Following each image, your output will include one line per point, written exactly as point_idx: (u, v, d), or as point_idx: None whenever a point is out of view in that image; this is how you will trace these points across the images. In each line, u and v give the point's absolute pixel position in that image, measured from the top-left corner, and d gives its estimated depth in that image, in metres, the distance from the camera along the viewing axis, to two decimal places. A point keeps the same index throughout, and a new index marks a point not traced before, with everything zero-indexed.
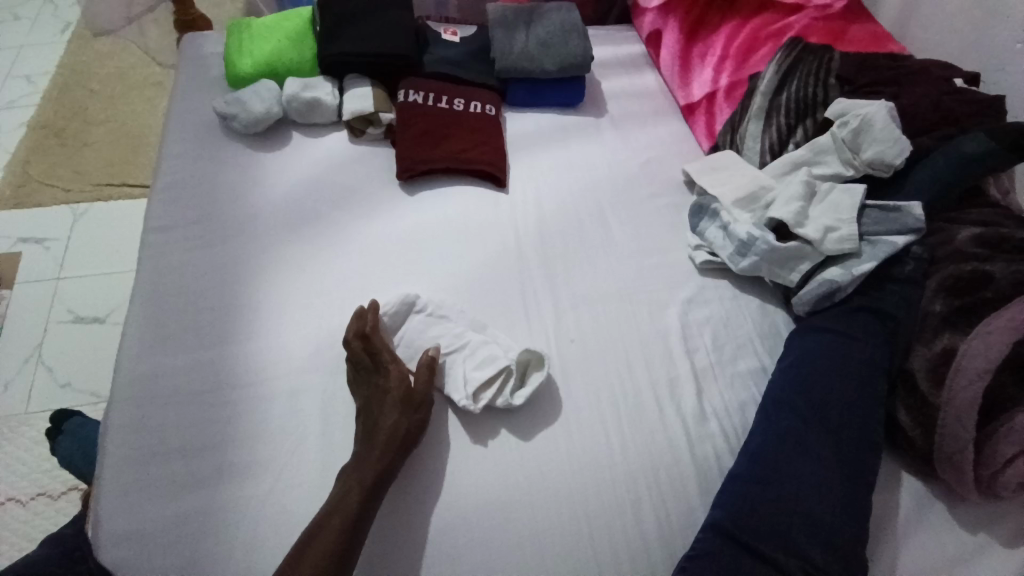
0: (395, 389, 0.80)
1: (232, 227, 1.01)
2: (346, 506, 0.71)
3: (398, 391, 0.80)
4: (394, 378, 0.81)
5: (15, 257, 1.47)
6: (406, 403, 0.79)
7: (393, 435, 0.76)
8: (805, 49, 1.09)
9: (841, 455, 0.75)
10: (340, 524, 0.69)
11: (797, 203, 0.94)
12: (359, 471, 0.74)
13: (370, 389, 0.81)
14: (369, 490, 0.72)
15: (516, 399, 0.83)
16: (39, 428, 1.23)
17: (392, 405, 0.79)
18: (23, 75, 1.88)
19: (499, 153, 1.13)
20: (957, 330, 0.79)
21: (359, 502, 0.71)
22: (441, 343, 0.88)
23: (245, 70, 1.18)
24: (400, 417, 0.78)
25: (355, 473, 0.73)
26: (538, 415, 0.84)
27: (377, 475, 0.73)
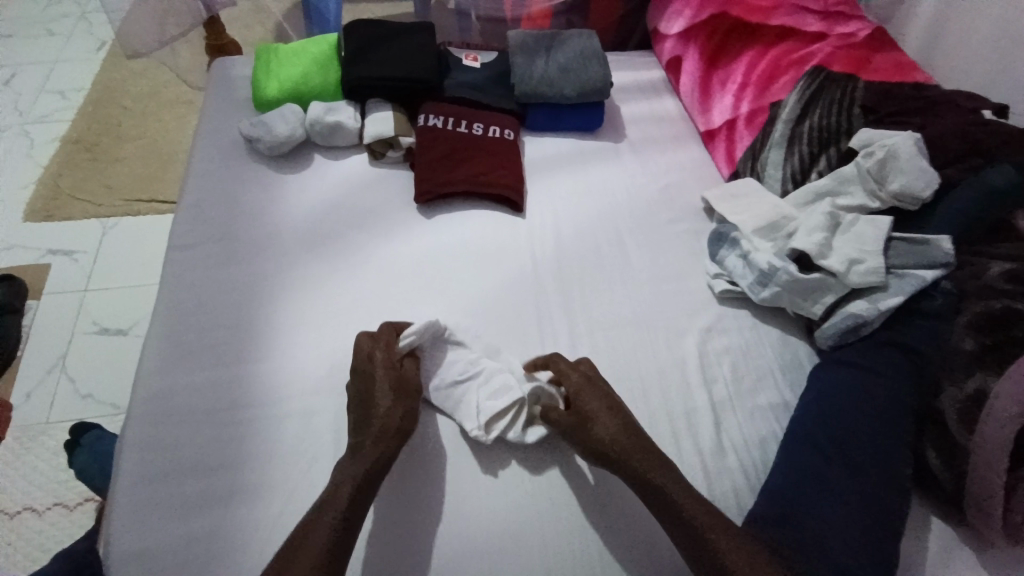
0: (384, 376, 0.81)
1: (253, 246, 1.02)
2: (330, 507, 0.69)
3: (387, 378, 0.81)
4: (381, 363, 0.82)
5: (44, 268, 1.51)
6: (396, 390, 0.80)
7: (385, 428, 0.77)
8: (828, 77, 1.08)
9: (867, 498, 0.72)
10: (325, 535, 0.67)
11: (820, 234, 0.92)
12: (348, 477, 0.72)
13: (360, 379, 0.82)
14: (357, 494, 0.71)
15: (527, 437, 0.81)
16: (58, 438, 1.25)
17: (382, 392, 0.80)
18: (60, 92, 1.95)
19: (517, 177, 1.13)
20: (989, 370, 0.75)
21: (339, 512, 0.69)
22: (454, 370, 0.86)
23: (271, 93, 1.21)
24: (392, 405, 0.79)
25: (345, 480, 0.72)
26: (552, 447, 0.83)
27: (365, 477, 0.72)
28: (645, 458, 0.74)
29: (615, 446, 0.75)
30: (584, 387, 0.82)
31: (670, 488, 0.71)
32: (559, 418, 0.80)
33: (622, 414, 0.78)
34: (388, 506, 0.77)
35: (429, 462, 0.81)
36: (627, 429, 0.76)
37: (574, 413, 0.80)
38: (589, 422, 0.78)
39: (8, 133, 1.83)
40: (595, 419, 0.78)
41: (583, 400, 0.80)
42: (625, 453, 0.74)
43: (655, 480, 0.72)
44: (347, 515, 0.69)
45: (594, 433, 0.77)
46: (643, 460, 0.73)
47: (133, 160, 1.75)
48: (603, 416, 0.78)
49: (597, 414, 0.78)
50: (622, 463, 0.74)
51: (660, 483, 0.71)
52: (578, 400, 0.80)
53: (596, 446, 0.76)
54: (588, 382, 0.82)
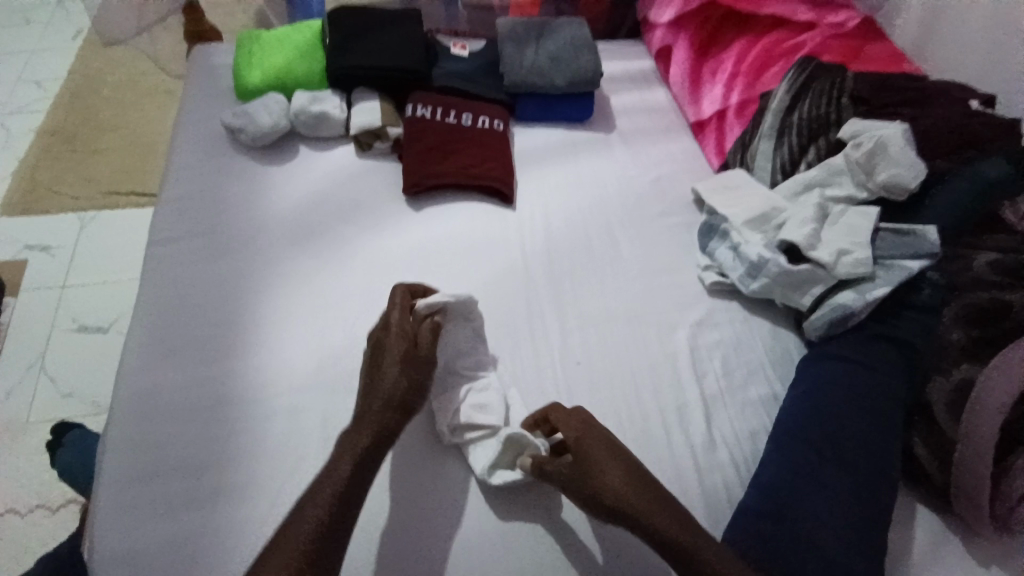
0: (397, 344, 0.78)
1: (238, 240, 1.00)
2: (319, 493, 0.66)
3: (400, 346, 0.78)
4: (395, 332, 0.79)
5: (21, 263, 1.47)
6: (409, 359, 0.77)
7: (390, 399, 0.74)
8: (819, 67, 1.07)
9: (855, 488, 0.73)
10: (313, 524, 0.64)
11: (810, 225, 0.92)
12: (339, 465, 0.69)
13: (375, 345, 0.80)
14: (351, 479, 0.68)
15: (493, 479, 0.77)
16: (40, 438, 1.22)
17: (392, 361, 0.77)
18: (33, 82, 1.89)
19: (507, 169, 1.12)
20: (977, 361, 0.76)
21: (331, 499, 0.65)
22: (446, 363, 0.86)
23: (254, 83, 1.17)
24: (399, 376, 0.75)
25: (340, 464, 0.69)
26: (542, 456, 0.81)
27: (358, 461, 0.69)
28: (650, 506, 0.67)
29: (620, 496, 0.68)
30: (583, 436, 0.74)
31: (678, 535, 0.65)
32: (558, 468, 0.72)
33: (626, 460, 0.71)
34: (378, 505, 0.76)
35: (420, 460, 0.80)
36: (633, 477, 0.69)
37: (575, 462, 0.72)
38: (592, 472, 0.70)
39: None
40: (598, 468, 0.70)
41: (584, 448, 0.72)
42: (633, 504, 0.67)
43: (662, 529, 0.66)
44: (339, 502, 0.66)
45: (599, 484, 0.69)
46: (649, 508, 0.67)
47: (112, 151, 1.71)
48: (607, 464, 0.70)
49: (604, 462, 0.70)
50: (630, 514, 0.67)
51: (667, 532, 0.65)
52: (578, 449, 0.73)
53: (601, 497, 0.69)
54: (587, 427, 0.75)
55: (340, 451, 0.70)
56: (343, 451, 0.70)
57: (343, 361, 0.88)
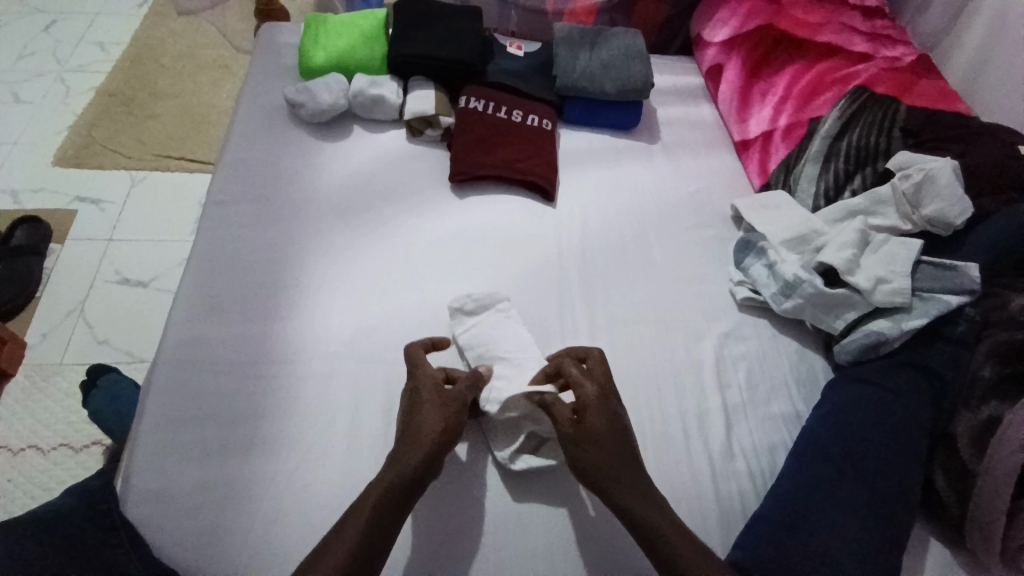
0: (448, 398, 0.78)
1: (287, 209, 1.04)
2: (371, 492, 0.69)
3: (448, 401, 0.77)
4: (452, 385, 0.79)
5: (71, 214, 1.53)
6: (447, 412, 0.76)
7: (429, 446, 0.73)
8: (871, 97, 1.08)
9: (875, 509, 0.73)
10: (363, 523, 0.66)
11: (850, 250, 0.92)
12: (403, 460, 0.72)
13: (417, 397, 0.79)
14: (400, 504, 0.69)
15: (515, 465, 0.78)
16: (71, 380, 1.27)
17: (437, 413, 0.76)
18: (98, 44, 1.97)
19: (551, 167, 1.14)
20: (1005, 400, 0.77)
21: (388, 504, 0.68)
22: (475, 340, 0.89)
23: (316, 62, 1.22)
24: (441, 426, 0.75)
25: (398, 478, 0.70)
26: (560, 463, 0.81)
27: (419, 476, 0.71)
28: (625, 487, 0.70)
29: (605, 472, 0.71)
30: (594, 402, 0.76)
31: (642, 513, 0.69)
32: (563, 420, 0.75)
33: (618, 440, 0.73)
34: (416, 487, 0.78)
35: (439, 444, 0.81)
36: (622, 458, 0.72)
37: (580, 425, 0.74)
38: (587, 440, 0.73)
39: (44, 79, 1.85)
40: (593, 442, 0.73)
41: (590, 419, 0.74)
42: (615, 483, 0.71)
43: (630, 508, 0.69)
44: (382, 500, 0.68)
45: (586, 454, 0.72)
46: (626, 488, 0.70)
47: (167, 117, 1.77)
48: (603, 442, 0.73)
49: (603, 437, 0.73)
50: (606, 490, 0.70)
51: (634, 511, 0.69)
52: (584, 416, 0.75)
53: (583, 468, 0.72)
54: (603, 398, 0.76)
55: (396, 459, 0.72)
56: (399, 462, 0.71)
57: (378, 334, 0.90)
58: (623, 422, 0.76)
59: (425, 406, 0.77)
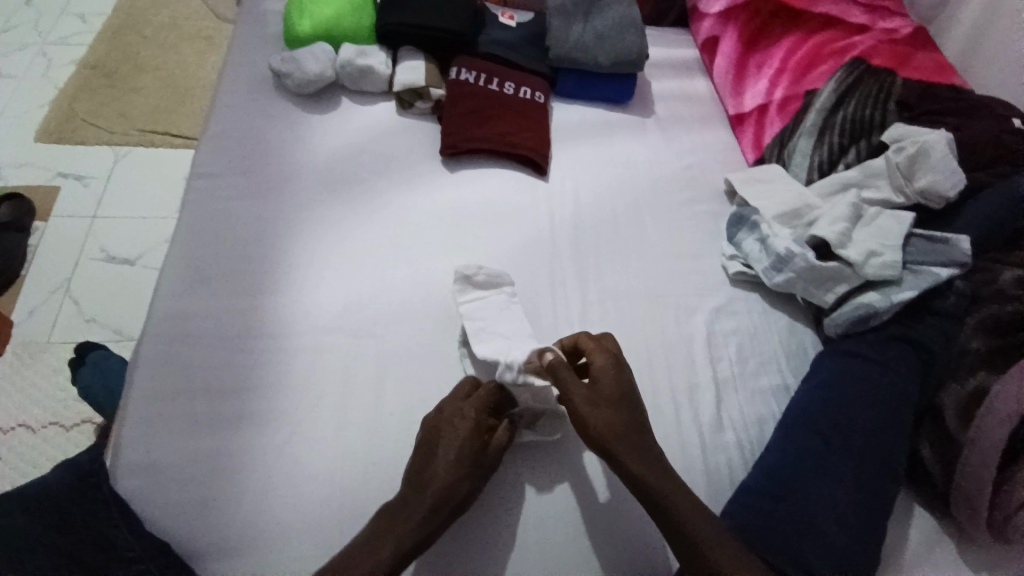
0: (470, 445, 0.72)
1: (275, 182, 1.02)
2: (425, 491, 0.69)
3: (471, 449, 0.72)
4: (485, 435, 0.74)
5: (53, 190, 1.50)
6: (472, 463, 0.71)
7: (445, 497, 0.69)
8: (867, 69, 1.07)
9: (863, 479, 0.74)
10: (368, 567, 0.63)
11: (841, 224, 0.92)
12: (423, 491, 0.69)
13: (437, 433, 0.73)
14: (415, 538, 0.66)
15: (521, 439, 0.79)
16: (59, 358, 1.26)
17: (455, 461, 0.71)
18: (78, 15, 1.90)
19: (544, 140, 1.12)
20: (993, 370, 0.78)
21: (434, 505, 0.68)
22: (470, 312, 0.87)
23: (303, 32, 1.18)
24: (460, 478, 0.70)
25: (433, 481, 0.70)
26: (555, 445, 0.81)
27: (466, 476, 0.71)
28: (634, 451, 0.71)
29: (611, 435, 0.71)
30: (608, 370, 0.76)
31: (657, 483, 0.69)
32: (571, 383, 0.75)
33: (626, 408, 0.74)
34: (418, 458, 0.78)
35: None
36: (631, 423, 0.73)
37: (592, 390, 0.75)
38: (596, 406, 0.73)
39: (22, 50, 1.79)
40: (597, 408, 0.73)
41: (602, 385, 0.75)
42: (623, 448, 0.70)
43: (639, 473, 0.69)
44: (435, 504, 0.68)
45: (596, 417, 0.72)
46: (638, 456, 0.70)
47: (150, 90, 1.73)
48: (614, 406, 0.73)
49: (612, 405, 0.73)
50: (613, 452, 0.70)
51: (643, 476, 0.69)
52: (597, 382, 0.75)
53: (592, 433, 0.72)
54: (617, 365, 0.76)
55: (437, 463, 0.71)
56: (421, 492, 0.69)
57: (368, 308, 0.90)
58: (632, 391, 0.76)
59: (446, 443, 0.72)
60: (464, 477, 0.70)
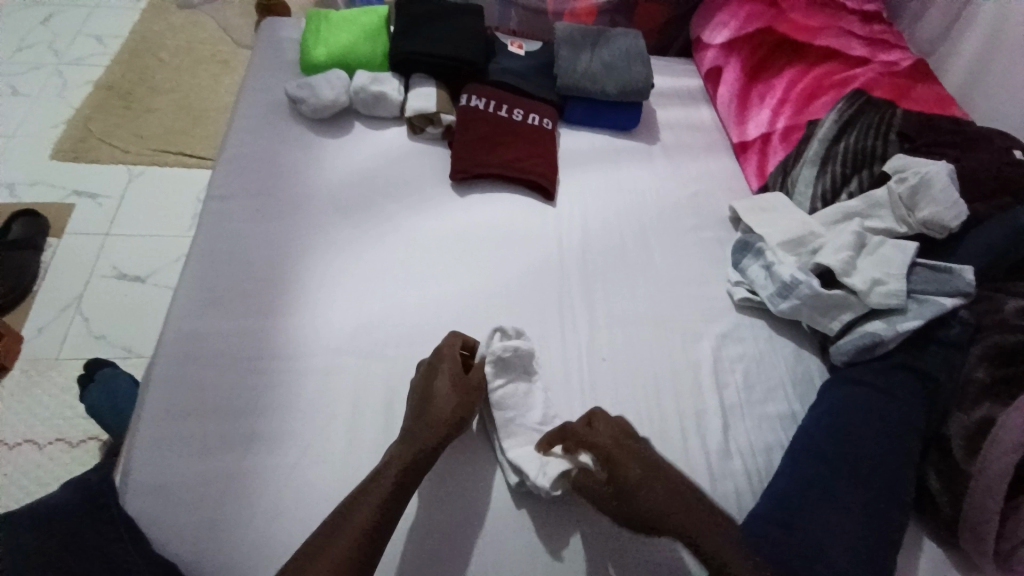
0: (452, 369, 0.81)
1: (288, 205, 1.04)
2: (420, 416, 0.77)
3: (454, 372, 0.81)
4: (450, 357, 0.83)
5: (67, 207, 1.52)
6: (456, 384, 0.80)
7: (440, 418, 0.76)
8: (868, 101, 1.09)
9: (870, 509, 0.74)
10: (354, 536, 0.65)
11: (846, 252, 0.93)
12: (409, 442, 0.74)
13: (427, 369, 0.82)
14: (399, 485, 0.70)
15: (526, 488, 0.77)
16: (66, 375, 1.26)
17: (446, 385, 0.80)
18: (97, 37, 1.96)
19: (551, 167, 1.14)
20: (997, 400, 0.78)
21: (420, 445, 0.74)
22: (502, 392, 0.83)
23: (318, 59, 1.22)
24: (450, 398, 0.78)
25: (437, 419, 0.76)
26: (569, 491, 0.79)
27: (439, 439, 0.75)
28: (693, 522, 0.67)
29: (659, 520, 0.68)
30: (613, 450, 0.72)
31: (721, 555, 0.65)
32: (592, 484, 0.72)
33: (657, 482, 0.69)
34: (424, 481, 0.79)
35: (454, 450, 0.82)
36: (672, 495, 0.69)
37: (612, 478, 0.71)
38: (631, 493, 0.69)
39: (40, 71, 1.84)
40: (636, 493, 0.69)
41: (620, 471, 0.70)
42: (678, 523, 0.67)
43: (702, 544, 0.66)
44: (404, 475, 0.71)
45: (631, 510, 0.69)
46: (694, 527, 0.67)
47: (165, 111, 1.76)
48: (648, 489, 0.69)
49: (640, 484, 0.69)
50: (671, 533, 0.67)
51: (709, 548, 0.65)
52: (613, 467, 0.71)
53: (642, 522, 0.69)
54: (620, 441, 0.73)
55: (415, 437, 0.75)
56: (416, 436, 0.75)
57: (378, 330, 0.91)
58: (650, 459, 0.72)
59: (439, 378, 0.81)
60: (455, 399, 0.78)
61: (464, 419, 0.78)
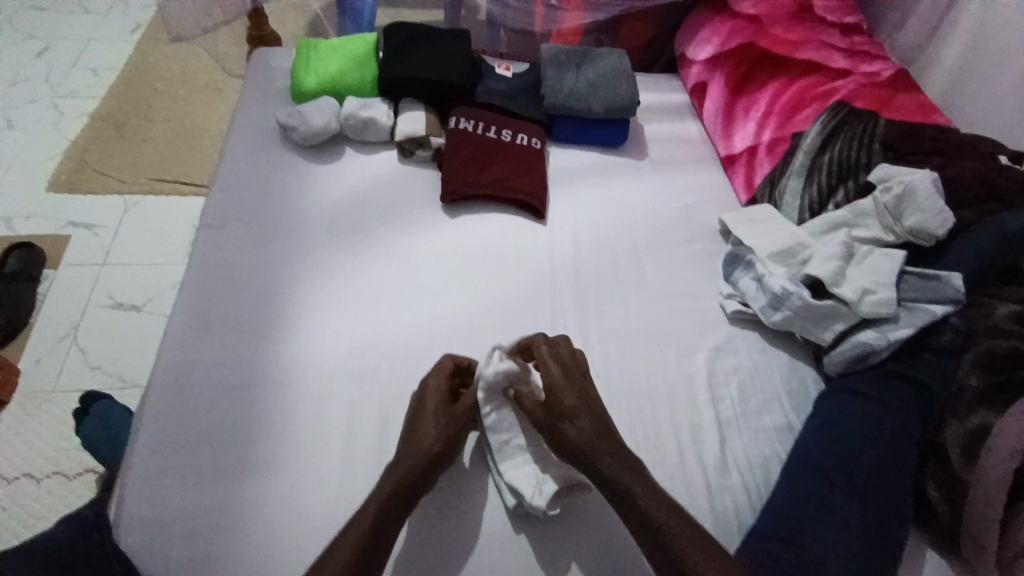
0: (437, 402, 0.81)
1: (280, 231, 1.04)
2: (406, 450, 0.76)
3: (439, 404, 0.81)
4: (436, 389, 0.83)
5: (63, 239, 1.53)
6: (444, 416, 0.80)
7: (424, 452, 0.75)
8: (851, 112, 1.10)
9: (868, 522, 0.73)
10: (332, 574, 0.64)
11: (835, 262, 0.93)
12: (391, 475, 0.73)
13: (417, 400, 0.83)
14: (377, 521, 0.69)
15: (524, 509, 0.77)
16: (63, 407, 1.26)
17: (433, 417, 0.80)
18: (92, 70, 1.99)
19: (541, 186, 1.15)
20: (993, 408, 0.77)
21: (399, 480, 0.73)
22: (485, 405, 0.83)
23: (308, 87, 1.24)
24: (438, 432, 0.78)
25: (420, 450, 0.75)
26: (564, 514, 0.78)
27: (423, 468, 0.74)
28: (609, 457, 0.72)
29: (584, 445, 0.73)
30: (556, 376, 0.80)
31: (642, 497, 0.69)
32: (533, 408, 0.80)
33: (589, 412, 0.76)
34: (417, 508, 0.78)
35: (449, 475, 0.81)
36: (596, 426, 0.75)
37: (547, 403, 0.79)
38: (559, 415, 0.77)
39: (36, 105, 1.86)
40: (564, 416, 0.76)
41: (557, 397, 0.78)
42: (594, 452, 0.73)
43: (614, 478, 0.70)
44: (382, 508, 0.70)
45: (560, 427, 0.76)
46: (608, 460, 0.72)
47: (160, 141, 1.78)
48: (576, 414, 0.76)
49: (569, 413, 0.76)
50: (591, 461, 0.72)
51: (618, 483, 0.70)
52: (551, 392, 0.79)
53: (564, 445, 0.76)
54: (563, 372, 0.81)
55: (399, 463, 0.74)
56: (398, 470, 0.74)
57: (371, 355, 0.91)
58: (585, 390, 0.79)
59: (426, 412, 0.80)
60: (444, 431, 0.78)
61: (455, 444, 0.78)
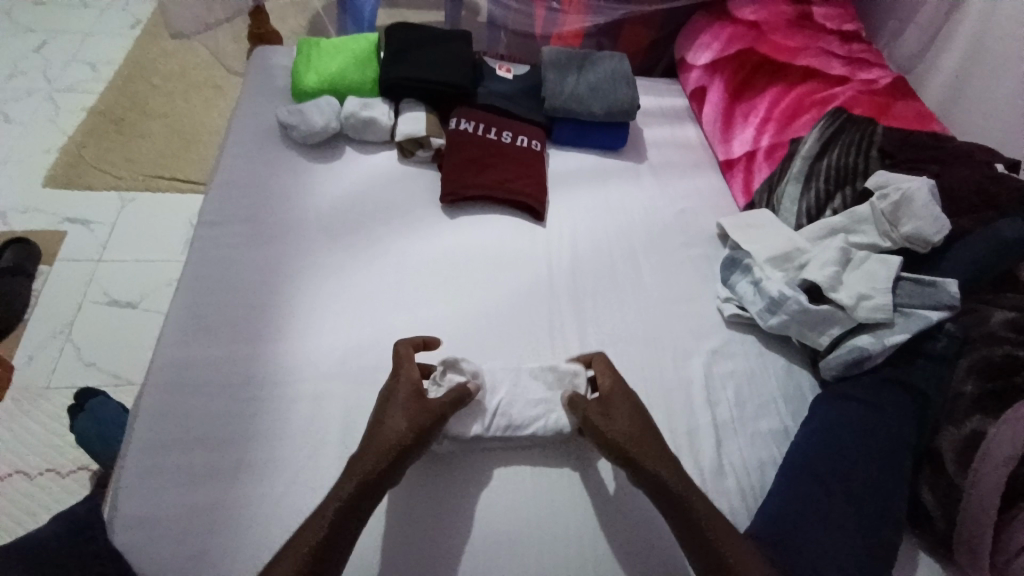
0: (403, 388, 0.80)
1: (279, 227, 1.05)
2: (375, 443, 0.74)
3: (406, 391, 0.79)
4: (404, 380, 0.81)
5: (59, 234, 1.52)
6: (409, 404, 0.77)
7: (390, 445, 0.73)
8: (849, 119, 1.12)
9: (863, 527, 0.74)
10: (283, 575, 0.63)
11: (832, 267, 0.94)
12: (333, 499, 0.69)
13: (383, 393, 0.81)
14: (334, 523, 0.67)
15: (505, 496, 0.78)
16: (56, 403, 1.25)
17: (400, 406, 0.77)
18: (89, 64, 1.98)
19: (541, 188, 1.16)
20: (988, 413, 0.78)
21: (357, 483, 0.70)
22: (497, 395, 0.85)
23: (308, 85, 1.24)
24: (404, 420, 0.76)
25: (385, 439, 0.74)
26: (554, 514, 0.79)
27: (393, 455, 0.72)
28: (681, 481, 0.72)
29: (632, 442, 0.75)
30: (615, 388, 0.82)
31: (720, 539, 0.69)
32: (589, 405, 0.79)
33: (641, 420, 0.78)
34: (406, 512, 0.77)
35: (445, 476, 0.81)
36: (651, 440, 0.76)
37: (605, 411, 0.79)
38: (616, 416, 0.78)
39: (33, 99, 1.85)
40: (618, 419, 0.78)
41: (614, 404, 0.79)
42: (655, 465, 0.73)
43: (695, 508, 0.70)
44: (337, 514, 0.68)
45: (619, 433, 0.76)
46: (681, 484, 0.72)
47: (158, 137, 1.78)
48: (633, 420, 0.78)
49: (623, 416, 0.78)
50: (647, 469, 0.73)
51: (698, 514, 0.70)
52: (610, 398, 0.81)
53: (614, 445, 0.75)
54: (618, 383, 0.83)
55: (359, 461, 0.72)
56: (354, 473, 0.71)
57: (370, 355, 0.91)
58: (638, 403, 0.81)
59: (394, 406, 0.78)
60: (411, 419, 0.75)
61: (426, 430, 0.75)
